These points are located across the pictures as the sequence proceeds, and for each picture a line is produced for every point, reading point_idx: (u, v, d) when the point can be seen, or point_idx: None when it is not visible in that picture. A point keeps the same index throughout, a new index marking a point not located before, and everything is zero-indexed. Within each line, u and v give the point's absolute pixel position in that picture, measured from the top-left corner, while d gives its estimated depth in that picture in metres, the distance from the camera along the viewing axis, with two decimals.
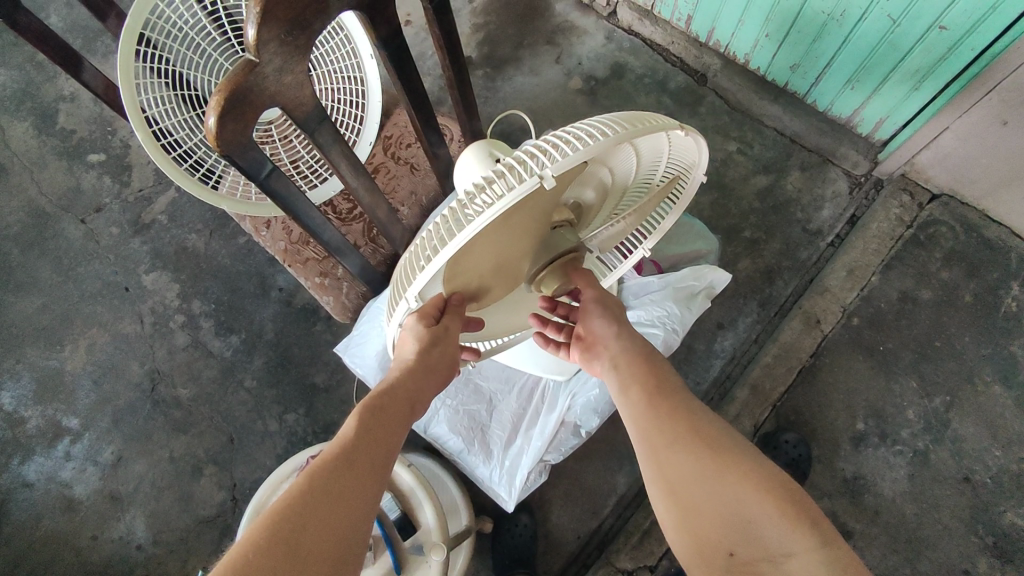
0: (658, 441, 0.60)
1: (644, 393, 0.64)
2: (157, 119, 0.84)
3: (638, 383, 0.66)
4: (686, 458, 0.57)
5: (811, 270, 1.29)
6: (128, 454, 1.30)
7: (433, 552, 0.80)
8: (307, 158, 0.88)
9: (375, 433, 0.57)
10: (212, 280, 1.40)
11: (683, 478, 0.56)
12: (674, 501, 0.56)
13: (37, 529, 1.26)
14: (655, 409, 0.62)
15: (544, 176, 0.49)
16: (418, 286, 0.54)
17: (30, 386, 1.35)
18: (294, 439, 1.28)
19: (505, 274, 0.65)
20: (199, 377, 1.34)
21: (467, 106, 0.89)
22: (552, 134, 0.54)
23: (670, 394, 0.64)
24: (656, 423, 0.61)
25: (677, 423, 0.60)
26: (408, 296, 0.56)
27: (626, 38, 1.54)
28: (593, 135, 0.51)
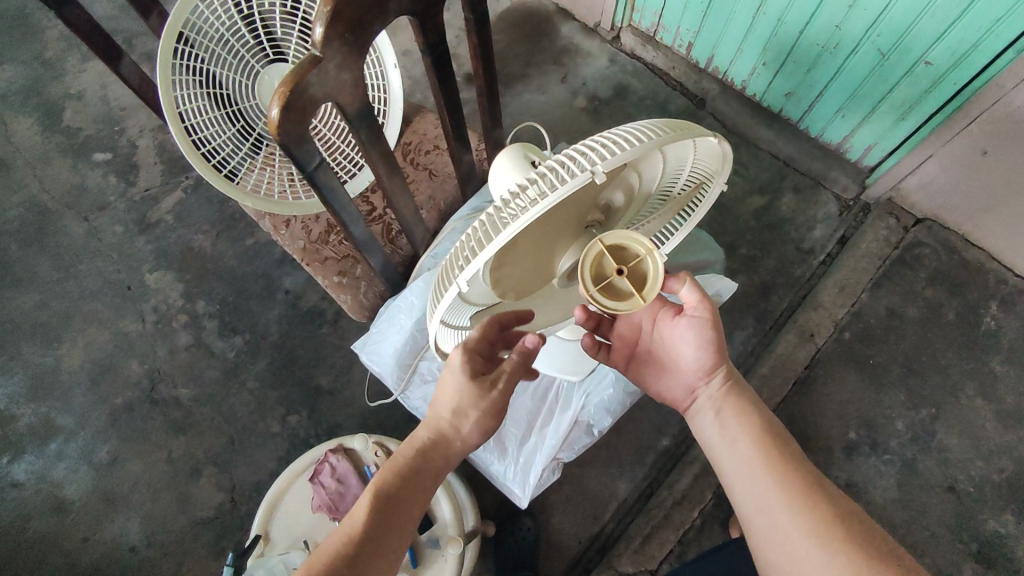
0: (773, 494, 0.60)
1: (754, 440, 0.65)
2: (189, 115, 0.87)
3: (747, 430, 0.66)
4: (807, 516, 0.58)
5: (804, 286, 1.34)
6: (124, 454, 1.28)
7: (450, 546, 0.82)
8: (338, 152, 0.91)
9: (390, 519, 0.55)
10: (218, 281, 1.41)
11: (803, 538, 0.57)
12: (789, 556, 0.57)
13: (26, 529, 1.23)
14: (768, 461, 0.63)
15: (594, 172, 0.53)
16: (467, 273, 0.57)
17: (24, 383, 1.33)
18: (296, 442, 1.28)
19: (538, 271, 0.68)
20: (201, 377, 1.33)
21: (492, 115, 0.93)
22: (592, 139, 0.58)
23: (779, 444, 0.64)
24: (770, 475, 0.62)
25: (790, 479, 0.61)
26: (456, 284, 0.58)
27: (629, 62, 1.61)
28: (633, 141, 0.55)
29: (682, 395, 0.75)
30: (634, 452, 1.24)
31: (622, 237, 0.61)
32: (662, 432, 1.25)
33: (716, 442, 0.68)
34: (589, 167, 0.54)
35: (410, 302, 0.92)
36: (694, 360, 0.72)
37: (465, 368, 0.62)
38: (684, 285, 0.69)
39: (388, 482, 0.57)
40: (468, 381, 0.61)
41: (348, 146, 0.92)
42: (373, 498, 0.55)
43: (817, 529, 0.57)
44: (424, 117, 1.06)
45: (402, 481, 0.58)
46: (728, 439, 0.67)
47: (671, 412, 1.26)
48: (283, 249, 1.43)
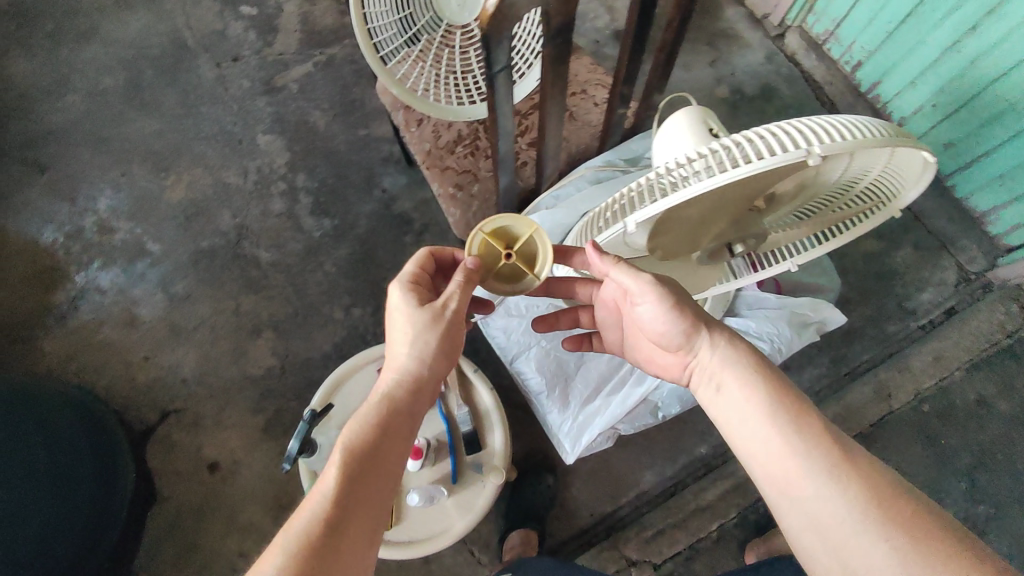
0: (809, 489, 0.53)
1: (768, 422, 0.57)
2: None
3: (754, 413, 0.58)
4: (856, 514, 0.50)
5: (894, 345, 1.28)
6: (197, 294, 1.34)
7: (492, 475, 0.83)
8: (519, 52, 0.86)
9: (367, 469, 0.50)
10: (323, 161, 1.43)
11: (851, 539, 0.50)
12: (839, 561, 0.50)
13: (95, 333, 1.30)
14: (793, 447, 0.55)
15: (809, 154, 0.49)
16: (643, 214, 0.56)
17: (127, 201, 1.40)
18: (353, 334, 1.31)
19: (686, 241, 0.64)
20: (284, 246, 1.37)
21: (660, 72, 0.89)
22: (807, 119, 0.55)
23: (792, 419, 0.56)
24: (797, 468, 0.54)
25: (818, 455, 0.54)
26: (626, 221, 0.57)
27: (786, 64, 1.52)
28: (859, 130, 0.52)
29: (677, 374, 0.69)
30: (669, 449, 1.23)
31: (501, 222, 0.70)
32: (703, 439, 1.23)
33: (727, 423, 0.60)
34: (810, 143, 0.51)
35: None
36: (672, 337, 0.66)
37: (412, 300, 0.63)
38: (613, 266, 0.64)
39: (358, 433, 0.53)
40: (423, 311, 0.61)
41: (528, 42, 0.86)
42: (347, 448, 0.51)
43: (872, 529, 0.49)
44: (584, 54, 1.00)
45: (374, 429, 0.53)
46: (738, 423, 0.59)
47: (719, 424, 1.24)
48: (391, 150, 1.44)
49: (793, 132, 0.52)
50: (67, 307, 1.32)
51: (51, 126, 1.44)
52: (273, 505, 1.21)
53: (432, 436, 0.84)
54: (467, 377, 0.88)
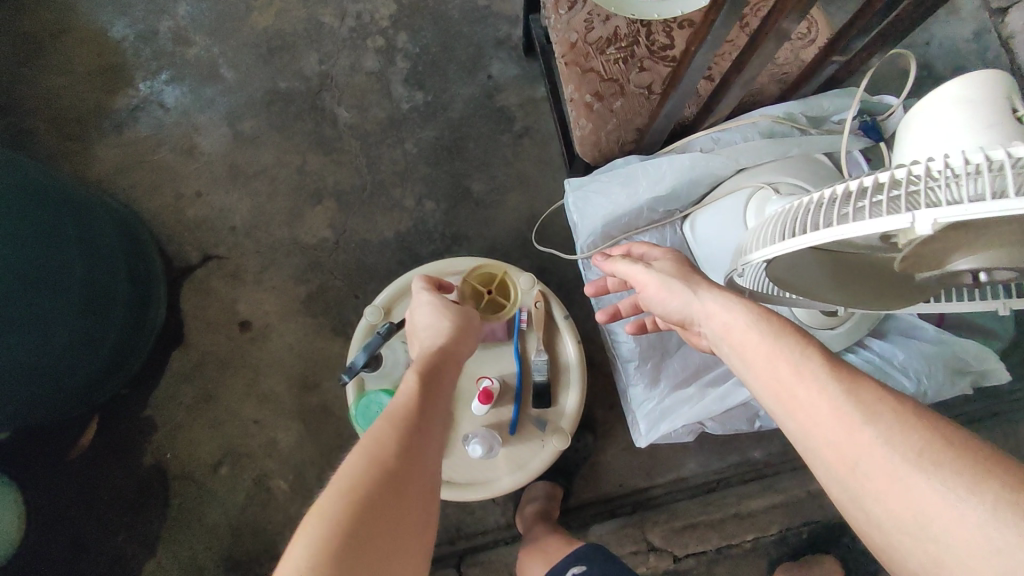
0: (819, 438, 0.44)
1: (769, 363, 0.48)
2: None
3: (754, 356, 0.49)
4: (870, 458, 0.41)
5: (1008, 405, 1.12)
6: (264, 139, 1.21)
7: (555, 435, 0.73)
8: None
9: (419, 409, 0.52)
10: (430, 24, 1.24)
11: (863, 481, 0.40)
12: (859, 504, 0.41)
13: (151, 152, 1.20)
14: (793, 388, 0.46)
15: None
16: (952, 214, 0.33)
17: (210, 14, 1.24)
18: (418, 228, 1.18)
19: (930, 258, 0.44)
20: (366, 111, 1.22)
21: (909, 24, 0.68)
22: None
23: (792, 354, 0.47)
24: (799, 410, 0.45)
25: (813, 385, 0.45)
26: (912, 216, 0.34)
27: (995, 47, 1.25)
28: None
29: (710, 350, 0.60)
30: (722, 444, 1.12)
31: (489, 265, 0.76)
32: (760, 443, 1.12)
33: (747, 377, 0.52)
34: None
35: (661, 172, 0.77)
36: (678, 310, 0.59)
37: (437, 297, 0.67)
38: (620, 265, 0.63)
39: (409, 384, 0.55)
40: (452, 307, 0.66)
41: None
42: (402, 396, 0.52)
43: (886, 469, 0.40)
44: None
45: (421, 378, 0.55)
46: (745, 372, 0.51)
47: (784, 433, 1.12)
48: (509, 31, 1.24)
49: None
50: (126, 115, 1.20)
51: None
52: (296, 381, 1.14)
53: (500, 376, 0.74)
54: (552, 322, 0.77)
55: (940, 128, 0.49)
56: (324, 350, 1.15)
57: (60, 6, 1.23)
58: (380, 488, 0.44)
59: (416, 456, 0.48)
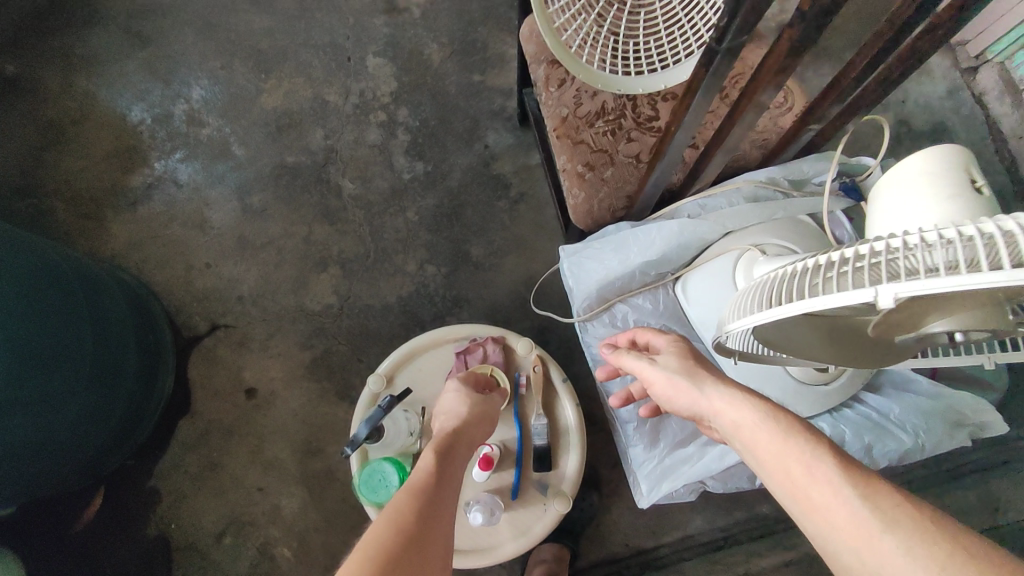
0: (839, 542, 0.43)
1: (777, 464, 0.48)
2: None
3: (761, 456, 0.50)
4: (893, 564, 0.40)
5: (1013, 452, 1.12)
6: (271, 211, 1.26)
7: (557, 500, 0.73)
8: None
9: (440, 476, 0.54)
10: (429, 99, 1.31)
11: None
12: None
13: (163, 227, 1.25)
14: (807, 490, 0.46)
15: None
16: (912, 289, 0.36)
17: (222, 96, 1.31)
18: (420, 292, 1.22)
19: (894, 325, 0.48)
20: (369, 181, 1.27)
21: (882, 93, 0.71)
22: None
23: (801, 453, 0.47)
24: (814, 511, 0.45)
25: (828, 488, 0.45)
26: (877, 291, 0.38)
27: (969, 105, 1.31)
28: None
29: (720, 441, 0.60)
30: (729, 500, 1.12)
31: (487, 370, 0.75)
32: (768, 498, 1.12)
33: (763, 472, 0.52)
34: None
35: (651, 238, 0.79)
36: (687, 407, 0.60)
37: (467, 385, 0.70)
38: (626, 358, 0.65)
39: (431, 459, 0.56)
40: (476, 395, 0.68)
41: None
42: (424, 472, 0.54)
43: None
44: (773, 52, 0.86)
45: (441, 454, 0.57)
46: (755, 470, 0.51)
47: None
48: (504, 103, 1.31)
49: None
50: (141, 193, 1.26)
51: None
52: (301, 447, 1.14)
53: (501, 442, 0.75)
54: (551, 385, 0.78)
55: (903, 198, 0.53)
56: (328, 414, 1.16)
57: (82, 94, 1.31)
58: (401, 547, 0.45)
59: (437, 517, 0.50)
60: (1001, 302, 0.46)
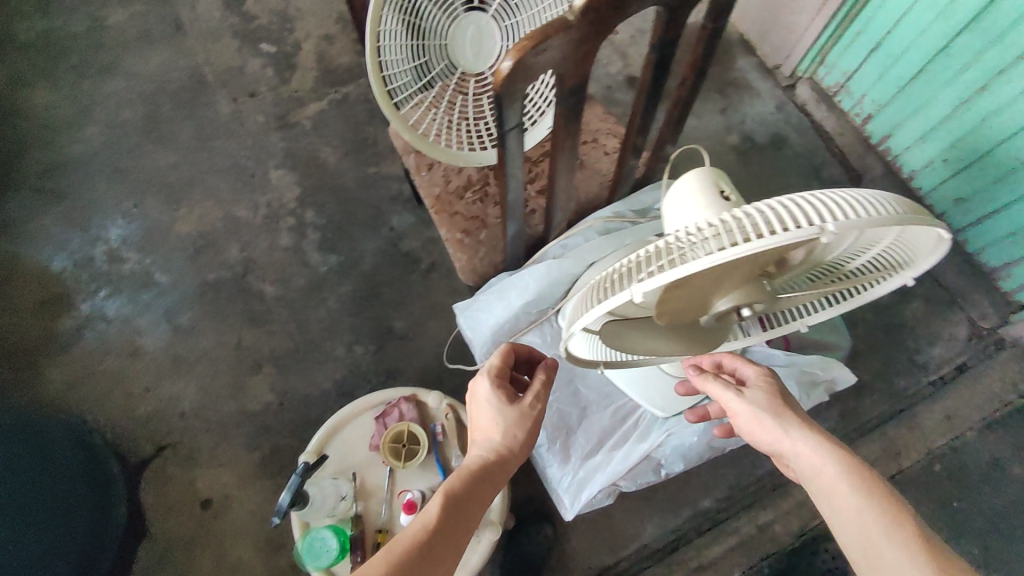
0: None
1: (859, 512, 0.56)
2: (384, 48, 0.87)
3: (845, 503, 0.57)
4: None
5: (904, 401, 1.26)
6: (201, 327, 1.34)
7: (488, 529, 0.82)
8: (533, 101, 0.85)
9: (460, 509, 0.59)
10: (332, 198, 1.44)
11: None
12: None
13: (97, 363, 1.30)
14: (881, 540, 0.53)
15: (823, 231, 0.49)
16: (649, 284, 0.53)
17: (138, 231, 1.40)
18: (353, 372, 1.30)
19: (695, 308, 0.62)
20: (289, 281, 1.37)
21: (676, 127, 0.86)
22: (794, 197, 0.53)
23: (882, 515, 0.54)
24: (876, 556, 0.53)
25: (909, 549, 0.52)
26: (630, 291, 0.54)
27: (796, 114, 1.52)
28: (838, 210, 0.50)
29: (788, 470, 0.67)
30: (673, 502, 1.20)
31: (404, 424, 0.84)
32: (707, 492, 1.20)
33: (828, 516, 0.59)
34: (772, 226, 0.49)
35: (524, 282, 0.91)
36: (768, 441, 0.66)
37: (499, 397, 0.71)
38: (712, 383, 0.72)
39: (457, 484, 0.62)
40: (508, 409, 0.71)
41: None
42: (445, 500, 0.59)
43: None
44: (594, 108, 1.03)
45: (467, 480, 0.62)
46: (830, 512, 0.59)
47: (722, 475, 1.22)
48: (400, 188, 1.45)
49: (808, 203, 0.51)
50: (71, 335, 1.32)
51: (66, 155, 1.46)
52: (263, 546, 1.17)
53: (428, 488, 0.82)
54: (465, 426, 0.87)
55: (676, 211, 0.67)
56: None
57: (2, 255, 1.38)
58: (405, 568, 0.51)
59: (443, 550, 0.55)
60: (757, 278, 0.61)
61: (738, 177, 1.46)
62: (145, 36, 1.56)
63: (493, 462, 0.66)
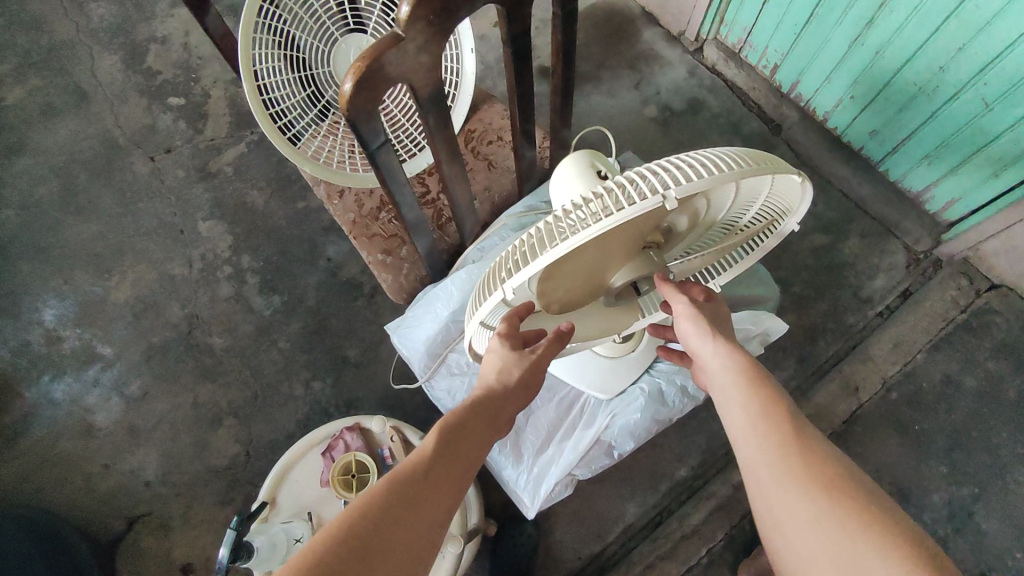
0: (764, 478, 0.52)
1: (744, 405, 0.56)
2: (268, 87, 0.86)
3: (733, 398, 0.58)
4: (801, 507, 0.48)
5: (854, 336, 1.28)
6: (154, 392, 1.32)
7: (450, 544, 0.84)
8: (403, 130, 0.91)
9: (452, 450, 0.54)
10: (265, 239, 1.43)
11: (796, 527, 0.48)
12: (790, 551, 0.49)
13: (54, 448, 1.28)
14: (753, 432, 0.54)
15: (665, 199, 0.49)
16: (517, 279, 0.54)
17: (74, 308, 1.38)
18: (315, 408, 1.29)
19: (590, 286, 0.66)
20: (235, 329, 1.36)
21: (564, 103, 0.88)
22: (651, 164, 0.54)
23: (765, 412, 0.55)
24: (753, 451, 0.54)
25: (787, 446, 0.52)
26: (502, 290, 0.56)
27: (708, 76, 1.53)
28: (686, 173, 0.51)
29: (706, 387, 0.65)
30: (649, 477, 1.20)
31: (350, 456, 0.83)
32: (681, 462, 1.21)
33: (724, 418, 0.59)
34: (620, 201, 0.51)
35: (449, 292, 0.92)
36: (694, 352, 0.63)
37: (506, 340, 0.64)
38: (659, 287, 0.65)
39: (453, 420, 0.57)
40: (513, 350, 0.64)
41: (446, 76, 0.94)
42: (438, 435, 0.55)
43: (812, 521, 0.48)
44: (494, 106, 1.03)
45: (461, 419, 0.58)
46: (725, 411, 0.60)
47: (693, 442, 1.23)
48: (331, 217, 1.44)
49: (655, 170, 0.52)
50: (22, 425, 1.29)
51: None
52: None
53: None
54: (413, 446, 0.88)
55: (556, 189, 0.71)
56: None
57: None
58: (387, 508, 0.47)
59: (433, 493, 0.50)
60: (643, 251, 0.64)
61: (662, 148, 1.47)
62: (48, 110, 1.53)
63: (495, 400, 0.60)
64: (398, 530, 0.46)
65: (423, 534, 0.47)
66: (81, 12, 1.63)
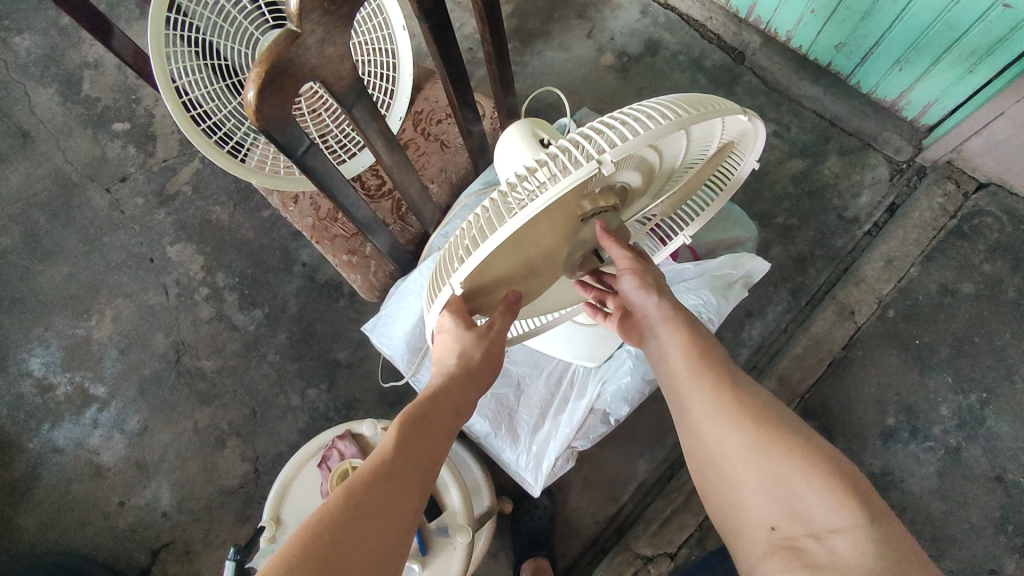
0: (696, 414, 0.57)
1: (679, 352, 0.60)
2: (196, 101, 0.83)
3: (670, 347, 0.61)
4: (731, 441, 0.53)
5: (845, 260, 1.25)
6: (153, 424, 1.31)
7: (460, 534, 0.88)
8: (336, 132, 0.89)
9: (413, 445, 0.53)
10: (236, 254, 1.40)
11: (728, 458, 0.53)
12: (723, 480, 0.54)
13: (67, 493, 1.28)
14: (689, 376, 0.58)
15: (601, 162, 0.46)
16: (462, 273, 0.52)
17: (58, 353, 1.37)
18: (315, 416, 1.28)
19: (547, 260, 0.64)
20: (223, 350, 1.34)
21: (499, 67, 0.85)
22: (590, 124, 0.50)
23: (699, 358, 0.59)
24: (689, 393, 0.58)
25: (722, 389, 0.56)
26: (450, 285, 0.54)
27: (662, 12, 1.46)
28: (624, 134, 0.47)
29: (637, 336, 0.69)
30: (656, 432, 1.20)
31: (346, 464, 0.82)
32: None
33: (659, 366, 0.63)
34: (555, 174, 0.47)
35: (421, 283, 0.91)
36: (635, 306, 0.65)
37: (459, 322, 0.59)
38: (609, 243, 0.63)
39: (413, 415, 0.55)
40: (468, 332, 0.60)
41: (378, 59, 0.90)
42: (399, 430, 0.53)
43: (740, 451, 0.53)
44: (437, 82, 0.98)
45: (420, 412, 0.56)
46: (662, 359, 0.62)
47: None
48: None
49: (591, 133, 0.48)
50: (30, 476, 1.29)
51: None
52: None
53: None
54: None
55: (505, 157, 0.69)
56: None
57: None
58: (352, 515, 0.46)
59: (399, 496, 0.49)
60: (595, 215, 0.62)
61: (624, 95, 1.42)
62: None
63: (454, 390, 0.59)
64: (365, 538, 0.45)
65: (391, 543, 0.47)
66: (6, 48, 1.56)
